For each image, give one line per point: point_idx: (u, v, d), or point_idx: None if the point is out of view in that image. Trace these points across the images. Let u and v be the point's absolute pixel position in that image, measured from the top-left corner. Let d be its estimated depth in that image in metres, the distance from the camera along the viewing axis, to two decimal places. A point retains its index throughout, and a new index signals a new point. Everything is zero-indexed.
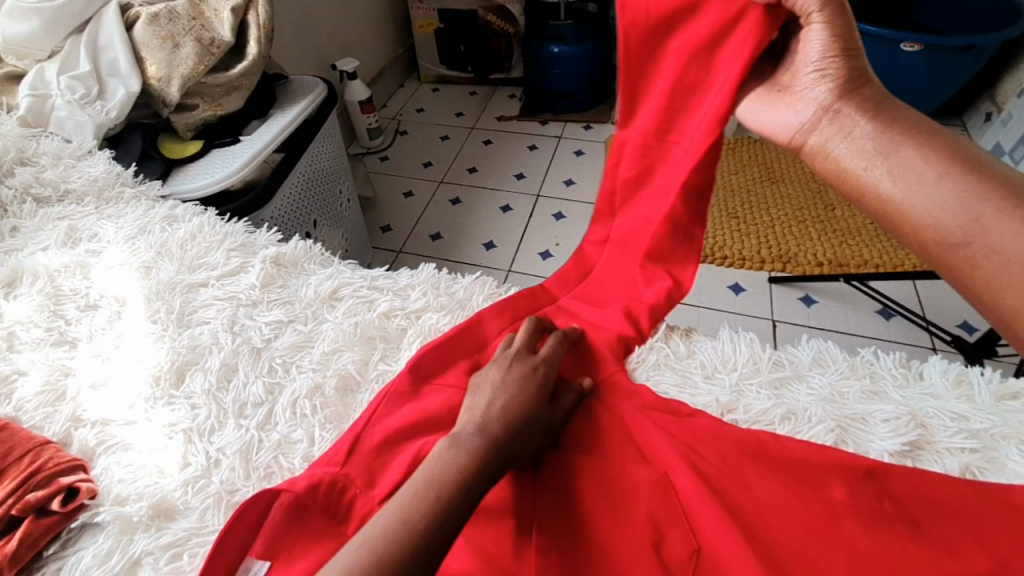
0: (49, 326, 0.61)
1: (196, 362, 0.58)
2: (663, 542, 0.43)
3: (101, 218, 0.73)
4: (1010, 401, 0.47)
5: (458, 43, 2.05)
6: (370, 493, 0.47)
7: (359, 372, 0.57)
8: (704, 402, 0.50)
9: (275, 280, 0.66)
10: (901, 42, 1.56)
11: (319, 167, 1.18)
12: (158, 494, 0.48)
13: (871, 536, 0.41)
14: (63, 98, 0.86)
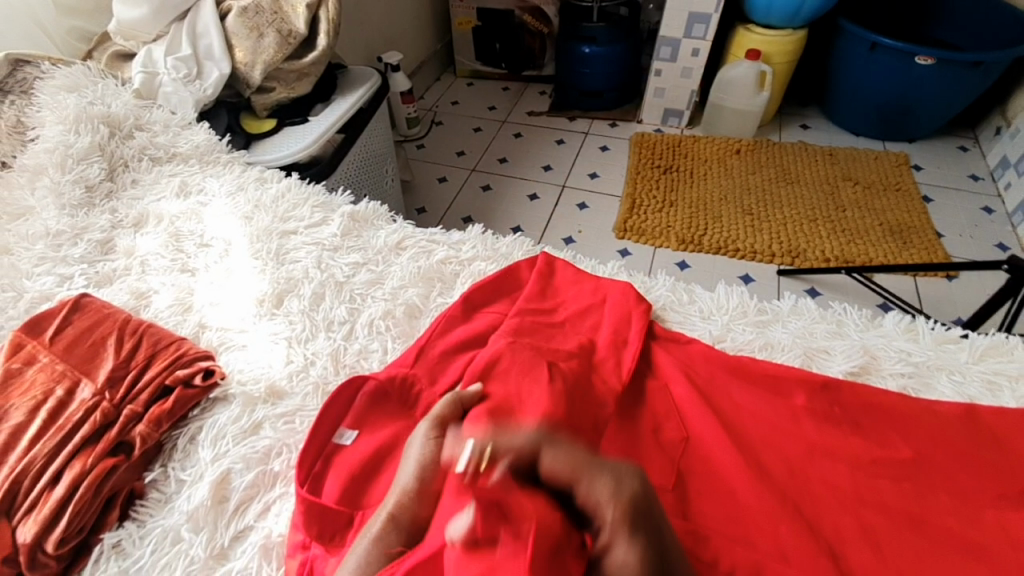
0: (173, 257, 0.76)
1: (292, 290, 0.72)
2: (660, 431, 0.56)
3: (206, 176, 0.88)
4: (948, 344, 0.60)
5: (494, 41, 2.19)
6: (433, 388, 0.61)
7: (422, 303, 0.71)
8: (699, 334, 0.63)
9: (352, 231, 0.80)
10: (916, 55, 1.65)
11: (372, 147, 1.33)
12: (270, 381, 0.62)
13: (821, 430, 0.53)
14: (170, 76, 1.01)
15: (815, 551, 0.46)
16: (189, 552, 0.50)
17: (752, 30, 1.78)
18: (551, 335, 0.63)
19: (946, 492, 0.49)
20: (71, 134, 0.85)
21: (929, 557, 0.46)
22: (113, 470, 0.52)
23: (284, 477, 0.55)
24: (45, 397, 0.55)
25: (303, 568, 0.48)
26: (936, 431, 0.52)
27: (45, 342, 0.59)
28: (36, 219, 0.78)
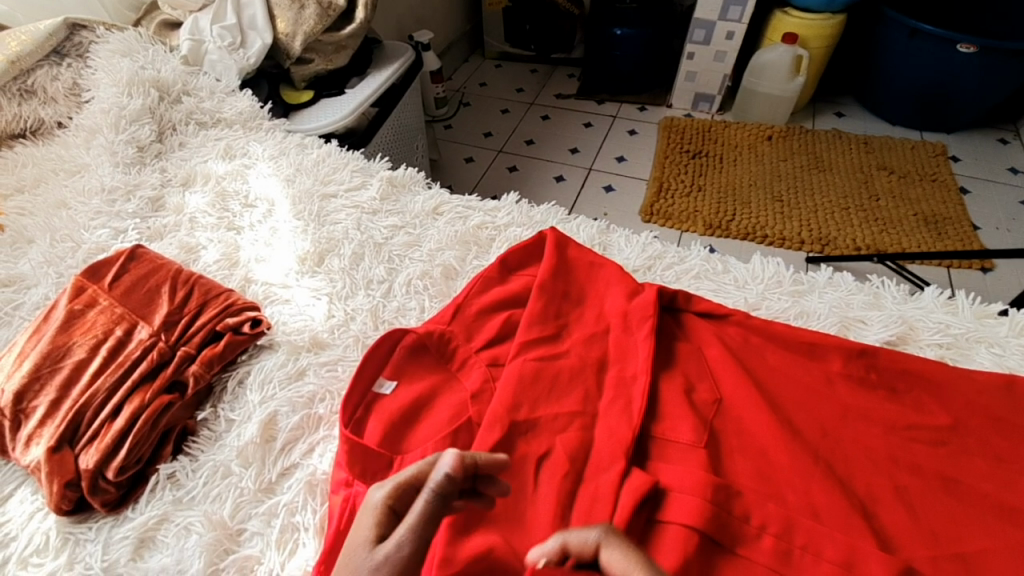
0: (220, 216, 0.79)
1: (333, 250, 0.74)
2: (693, 391, 0.56)
3: (250, 141, 0.91)
4: (988, 319, 0.59)
5: (524, 23, 2.15)
6: (470, 344, 0.62)
7: (459, 265, 0.72)
8: (734, 302, 0.64)
9: (390, 196, 0.82)
10: (957, 42, 1.61)
11: (404, 122, 1.34)
12: (313, 332, 0.64)
13: (856, 394, 0.54)
14: (215, 45, 1.04)
15: (847, 507, 0.47)
16: (239, 484, 0.52)
17: (789, 13, 1.75)
18: (557, 372, 0.58)
19: (982, 458, 0.49)
20: (124, 96, 0.89)
21: (963, 518, 0.46)
22: (168, 406, 0.55)
23: (327, 421, 0.57)
24: (106, 336, 0.58)
25: (346, 502, 0.49)
26: (973, 399, 0.52)
27: (105, 287, 0.62)
28: (93, 175, 0.82)
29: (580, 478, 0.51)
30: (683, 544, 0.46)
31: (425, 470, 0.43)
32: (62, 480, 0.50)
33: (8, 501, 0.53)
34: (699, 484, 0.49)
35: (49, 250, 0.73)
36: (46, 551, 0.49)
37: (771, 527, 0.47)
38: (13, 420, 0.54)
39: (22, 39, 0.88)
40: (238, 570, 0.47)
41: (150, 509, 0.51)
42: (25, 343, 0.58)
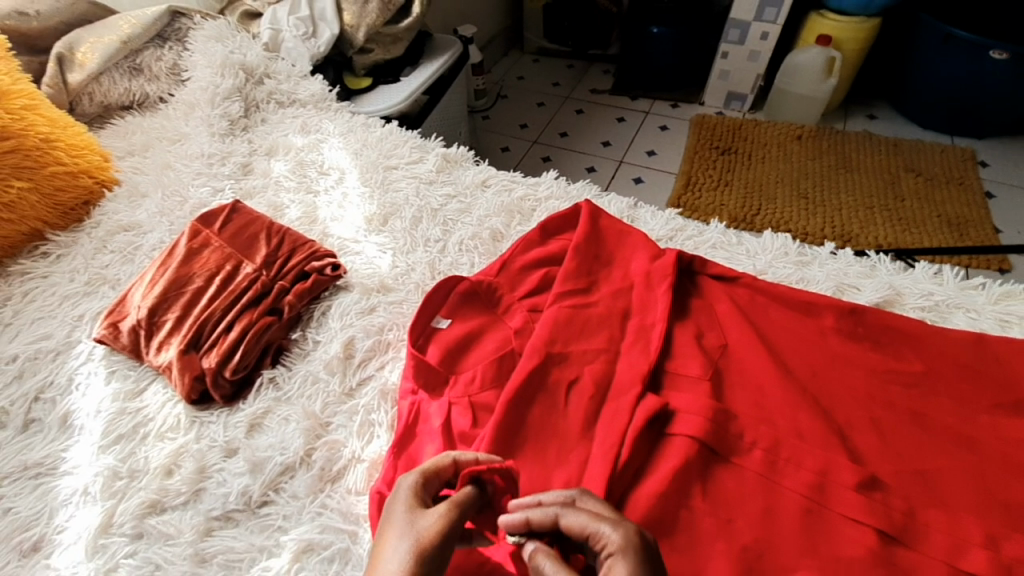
0: (300, 181, 0.91)
1: (396, 213, 0.86)
2: (703, 337, 0.66)
3: (323, 119, 1.03)
4: (970, 291, 0.67)
5: (563, 19, 2.25)
6: (512, 293, 0.72)
7: (504, 230, 0.84)
8: (744, 268, 0.74)
9: (445, 170, 0.94)
10: (990, 48, 1.65)
11: (450, 110, 1.46)
12: (381, 279, 0.76)
13: (845, 344, 0.63)
14: (292, 34, 1.17)
15: (827, 430, 0.57)
16: (326, 389, 0.64)
17: (825, 15, 1.80)
18: (587, 317, 0.68)
19: (948, 398, 0.58)
20: (218, 76, 1.02)
21: (925, 444, 0.55)
22: (269, 327, 0.67)
23: (394, 346, 0.69)
24: (218, 269, 0.71)
25: (412, 406, 0.61)
26: (946, 353, 0.61)
27: (216, 231, 0.75)
28: (193, 142, 0.96)
29: (604, 400, 0.62)
30: (685, 450, 0.56)
31: (444, 465, 0.49)
32: (192, 373, 0.63)
33: (144, 392, 0.66)
34: (703, 407, 0.59)
35: (161, 203, 0.87)
36: (177, 428, 0.63)
37: (762, 443, 0.56)
38: (147, 330, 0.67)
39: (133, 22, 1.03)
40: (328, 450, 0.59)
41: (257, 402, 0.63)
42: (155, 272, 0.72)
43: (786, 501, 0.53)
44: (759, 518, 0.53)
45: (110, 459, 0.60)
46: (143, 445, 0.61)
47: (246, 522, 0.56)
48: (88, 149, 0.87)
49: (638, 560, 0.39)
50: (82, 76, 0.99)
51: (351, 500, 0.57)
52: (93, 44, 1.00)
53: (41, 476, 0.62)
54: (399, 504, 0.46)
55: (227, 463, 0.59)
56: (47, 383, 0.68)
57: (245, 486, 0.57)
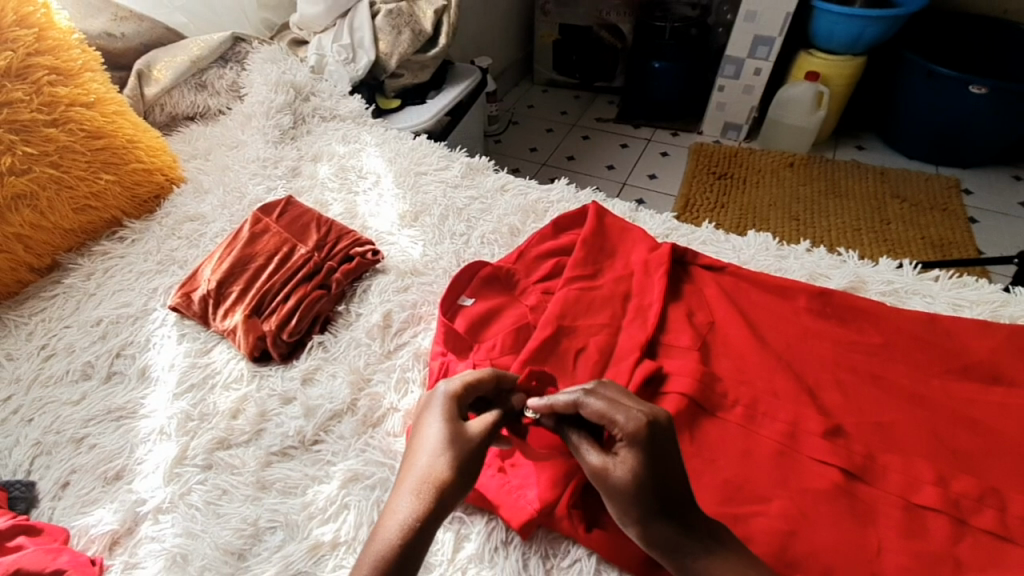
0: (341, 183, 1.04)
1: (425, 211, 0.98)
2: (694, 315, 0.76)
3: (361, 131, 1.17)
4: (928, 280, 0.78)
5: (572, 53, 2.44)
6: (528, 278, 0.83)
7: (521, 226, 0.95)
8: (729, 260, 0.85)
9: (468, 176, 1.06)
10: (970, 83, 1.77)
11: (469, 130, 1.61)
12: (414, 264, 0.88)
13: (816, 322, 0.73)
14: (334, 59, 1.32)
15: (798, 390, 0.66)
16: (368, 351, 0.74)
17: (814, 54, 1.95)
18: (592, 298, 0.79)
19: (905, 365, 0.68)
20: (272, 93, 1.17)
21: (884, 401, 0.64)
22: (320, 298, 0.78)
23: (425, 319, 0.79)
24: (277, 251, 0.83)
25: (442, 365, 0.71)
26: (902, 329, 0.70)
27: (274, 219, 0.87)
28: (250, 148, 1.09)
29: (607, 364, 0.72)
30: (677, 404, 0.66)
31: (485, 380, 0.60)
32: (256, 334, 0.74)
33: (212, 351, 0.76)
34: (693, 370, 0.69)
35: (223, 198, 0.99)
36: (241, 380, 0.72)
37: (743, 400, 0.66)
38: (215, 299, 0.78)
39: (202, 45, 1.18)
40: (370, 400, 0.69)
41: (308, 360, 0.74)
42: (222, 252, 0.83)
43: (763, 445, 0.62)
44: (739, 459, 0.62)
45: (183, 403, 0.70)
46: (211, 393, 0.71)
47: (301, 457, 0.65)
48: (162, 150, 1.00)
49: (643, 436, 0.50)
50: (157, 90, 1.14)
51: (389, 440, 0.65)
52: (166, 64, 1.15)
53: (122, 418, 0.71)
54: (436, 413, 0.56)
55: (284, 408, 0.68)
56: (128, 342, 0.78)
57: (299, 426, 0.66)
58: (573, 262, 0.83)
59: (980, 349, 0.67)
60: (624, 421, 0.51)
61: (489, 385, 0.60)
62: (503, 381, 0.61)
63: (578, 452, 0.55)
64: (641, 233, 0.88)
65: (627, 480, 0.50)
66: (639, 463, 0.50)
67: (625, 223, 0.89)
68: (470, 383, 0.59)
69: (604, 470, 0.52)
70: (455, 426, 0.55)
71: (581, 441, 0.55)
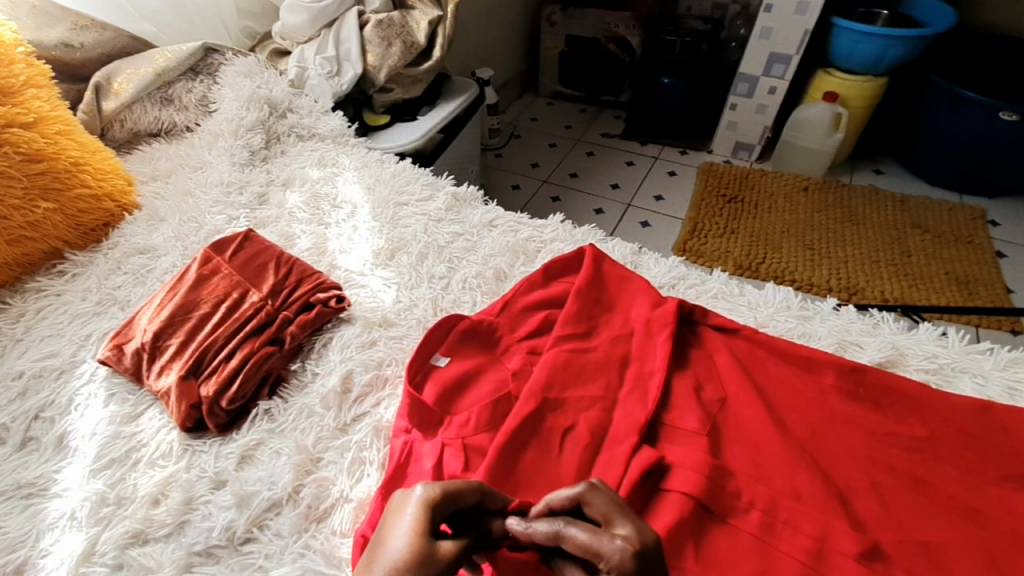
0: (312, 212, 0.94)
1: (402, 248, 0.88)
2: (702, 389, 0.65)
3: (340, 153, 1.07)
4: (976, 354, 0.69)
5: (578, 66, 2.35)
6: (513, 334, 0.72)
7: (508, 269, 0.85)
8: (744, 320, 0.75)
9: (454, 207, 0.96)
10: (1000, 109, 1.66)
11: (464, 149, 1.50)
12: (383, 312, 0.77)
13: (846, 405, 0.62)
14: (317, 72, 1.22)
15: (826, 493, 0.55)
16: (321, 423, 0.64)
17: (832, 73, 1.85)
18: (585, 362, 0.67)
19: (954, 467, 0.57)
20: (244, 109, 1.07)
21: (930, 515, 0.53)
22: (269, 356, 0.68)
23: (392, 382, 0.69)
24: (225, 297, 0.72)
25: (404, 445, 0.61)
26: (949, 419, 0.59)
27: (226, 259, 0.77)
28: (214, 171, 1.01)
29: (599, 448, 0.60)
30: (681, 507, 0.54)
31: (468, 491, 0.48)
32: (189, 401, 0.64)
33: (141, 417, 0.66)
34: (699, 463, 0.57)
35: (178, 228, 0.90)
36: (169, 456, 0.62)
37: (759, 503, 0.55)
38: (150, 353, 0.68)
39: (169, 56, 1.10)
40: (317, 487, 0.59)
41: (250, 433, 0.63)
42: (164, 297, 0.73)
43: (784, 568, 0.51)
44: None
45: (99, 484, 0.60)
46: (133, 471, 0.61)
47: (227, 559, 0.55)
48: (114, 174, 0.92)
49: (629, 569, 0.40)
50: (116, 104, 1.06)
51: (335, 542, 0.55)
52: (129, 76, 1.07)
53: (30, 497, 0.61)
54: (403, 523, 0.45)
55: (214, 495, 0.58)
56: (48, 402, 0.68)
57: (229, 521, 0.56)
58: (565, 317, 0.71)
59: None
60: (612, 547, 0.41)
61: (471, 499, 0.48)
62: (490, 498, 0.49)
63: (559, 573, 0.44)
64: (644, 284, 0.76)
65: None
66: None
67: (626, 271, 0.78)
68: (452, 490, 0.47)
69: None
70: (420, 541, 0.44)
71: (561, 560, 0.44)
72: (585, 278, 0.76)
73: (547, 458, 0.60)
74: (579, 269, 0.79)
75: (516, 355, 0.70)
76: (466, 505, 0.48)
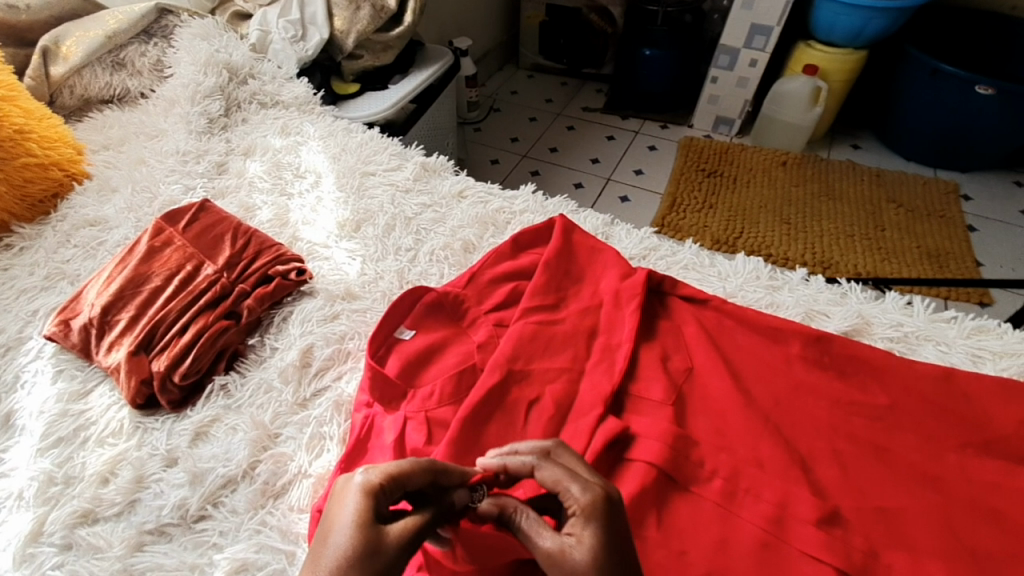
0: (274, 182, 0.91)
1: (368, 220, 0.85)
2: (669, 360, 0.65)
3: (304, 122, 1.02)
4: (940, 322, 0.69)
5: (558, 37, 2.28)
6: (480, 305, 0.70)
7: (477, 241, 0.83)
8: (714, 291, 0.75)
9: (422, 178, 0.93)
10: (976, 84, 1.65)
11: (439, 120, 1.45)
12: (347, 285, 0.75)
13: (811, 374, 0.62)
14: (280, 36, 1.15)
15: (788, 461, 0.55)
16: (279, 398, 0.62)
17: (813, 46, 1.82)
18: (552, 334, 0.66)
19: (914, 434, 0.57)
20: (200, 74, 1.02)
21: (888, 481, 0.53)
22: (225, 330, 0.65)
23: (354, 356, 0.67)
24: (178, 269, 0.69)
25: (365, 419, 0.59)
26: (910, 387, 0.60)
27: (179, 230, 0.73)
28: (170, 139, 0.96)
29: (565, 419, 0.59)
30: (644, 476, 0.54)
31: (418, 471, 0.42)
32: (139, 377, 0.61)
33: (90, 395, 0.64)
34: (664, 433, 0.57)
35: (130, 199, 0.87)
36: (120, 434, 0.60)
37: (722, 472, 0.54)
38: (99, 329, 0.65)
39: (120, 18, 1.03)
40: (274, 463, 0.57)
41: (205, 410, 0.61)
42: (113, 270, 0.70)
43: (744, 534, 0.51)
44: (713, 550, 0.50)
45: (45, 463, 0.57)
46: (81, 450, 0.59)
47: (180, 538, 0.53)
48: (61, 142, 0.87)
49: (602, 511, 0.40)
50: (65, 69, 1.00)
51: (292, 518, 0.54)
52: (78, 38, 1.00)
53: None
54: (347, 514, 0.39)
55: (166, 473, 0.56)
56: None
57: (182, 499, 0.54)
58: (533, 288, 0.69)
59: (1006, 420, 0.56)
60: (584, 489, 0.41)
61: (420, 480, 0.42)
62: (442, 475, 0.44)
63: (526, 539, 0.42)
64: (614, 255, 0.75)
65: (587, 564, 0.38)
66: (599, 545, 0.39)
67: (595, 242, 0.76)
68: (399, 473, 0.41)
69: (560, 555, 0.39)
70: (367, 532, 0.38)
71: (528, 525, 0.42)
72: (554, 248, 0.74)
73: (511, 431, 0.58)
74: (549, 239, 0.77)
75: (482, 327, 0.68)
76: (415, 486, 0.42)
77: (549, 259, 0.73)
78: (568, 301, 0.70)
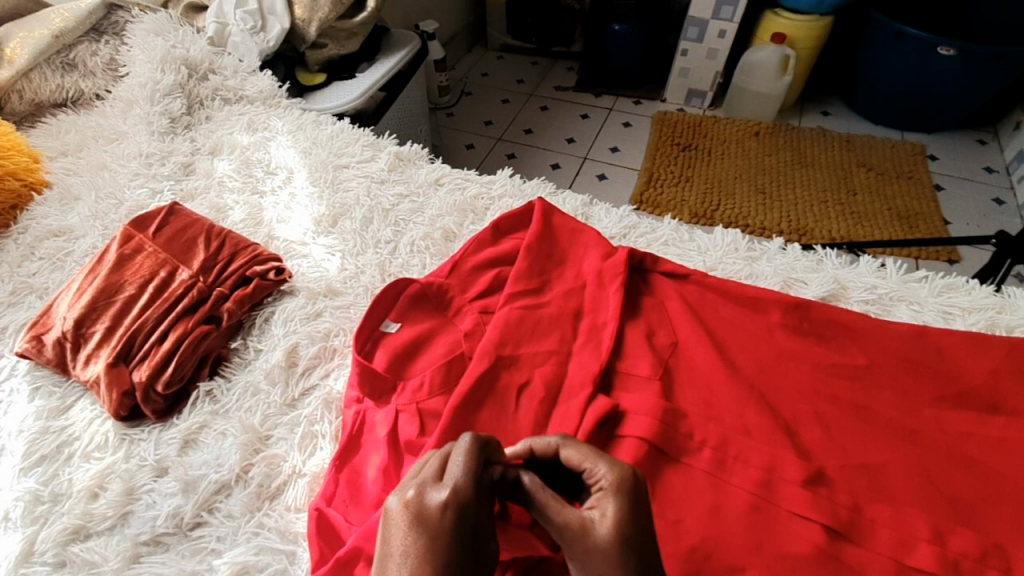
0: (245, 181, 0.88)
1: (345, 214, 0.83)
2: (655, 335, 0.65)
3: (271, 116, 0.99)
4: (912, 282, 0.71)
5: (527, 16, 2.22)
6: (464, 293, 0.70)
7: (457, 228, 0.82)
8: (694, 265, 0.76)
9: (398, 168, 0.91)
10: (938, 45, 1.67)
11: (410, 107, 1.42)
12: (328, 282, 0.74)
13: (792, 340, 0.63)
14: (239, 28, 1.10)
15: (774, 426, 0.56)
16: (267, 399, 0.61)
17: (780, 14, 1.83)
18: (539, 318, 0.66)
19: (892, 392, 0.59)
20: (158, 72, 0.98)
21: (869, 437, 0.55)
22: (207, 335, 0.64)
23: (341, 352, 0.66)
24: (151, 276, 0.67)
25: (357, 415, 0.59)
26: (886, 347, 0.62)
27: (149, 236, 0.71)
28: (131, 141, 0.93)
29: (556, 400, 0.60)
30: (635, 451, 0.55)
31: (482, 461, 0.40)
32: (120, 389, 0.60)
33: (71, 409, 0.62)
34: (653, 407, 0.58)
35: (95, 206, 0.84)
36: (105, 447, 0.59)
37: (711, 441, 0.56)
38: (73, 342, 0.63)
39: (66, 16, 1.00)
40: (267, 465, 0.57)
41: (191, 417, 0.60)
42: (83, 281, 0.68)
43: (735, 500, 0.52)
44: (706, 517, 0.51)
45: (31, 482, 0.56)
46: (67, 466, 0.58)
47: (177, 546, 0.53)
48: (15, 150, 0.85)
49: (627, 490, 0.38)
50: (11, 72, 0.95)
51: (290, 518, 0.54)
52: (23, 39, 0.96)
53: None
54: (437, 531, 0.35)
55: (157, 483, 0.56)
56: None
57: (176, 507, 0.54)
58: (516, 274, 0.69)
59: (977, 371, 0.59)
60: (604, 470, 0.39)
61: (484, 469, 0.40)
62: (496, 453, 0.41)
63: (545, 512, 0.39)
64: (593, 236, 0.75)
65: (613, 538, 0.36)
66: (624, 517, 0.37)
67: (574, 223, 0.76)
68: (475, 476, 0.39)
69: (583, 530, 0.37)
70: (468, 562, 0.35)
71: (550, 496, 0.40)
72: (534, 232, 0.73)
73: (504, 417, 0.59)
74: (528, 223, 0.77)
75: (468, 317, 0.68)
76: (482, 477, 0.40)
77: (530, 243, 0.72)
78: (552, 284, 0.70)
